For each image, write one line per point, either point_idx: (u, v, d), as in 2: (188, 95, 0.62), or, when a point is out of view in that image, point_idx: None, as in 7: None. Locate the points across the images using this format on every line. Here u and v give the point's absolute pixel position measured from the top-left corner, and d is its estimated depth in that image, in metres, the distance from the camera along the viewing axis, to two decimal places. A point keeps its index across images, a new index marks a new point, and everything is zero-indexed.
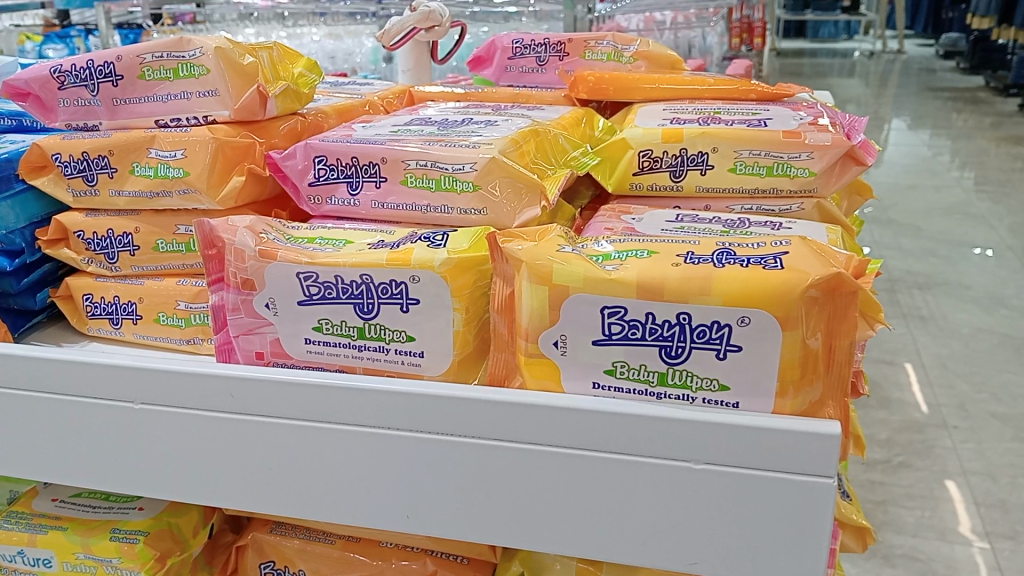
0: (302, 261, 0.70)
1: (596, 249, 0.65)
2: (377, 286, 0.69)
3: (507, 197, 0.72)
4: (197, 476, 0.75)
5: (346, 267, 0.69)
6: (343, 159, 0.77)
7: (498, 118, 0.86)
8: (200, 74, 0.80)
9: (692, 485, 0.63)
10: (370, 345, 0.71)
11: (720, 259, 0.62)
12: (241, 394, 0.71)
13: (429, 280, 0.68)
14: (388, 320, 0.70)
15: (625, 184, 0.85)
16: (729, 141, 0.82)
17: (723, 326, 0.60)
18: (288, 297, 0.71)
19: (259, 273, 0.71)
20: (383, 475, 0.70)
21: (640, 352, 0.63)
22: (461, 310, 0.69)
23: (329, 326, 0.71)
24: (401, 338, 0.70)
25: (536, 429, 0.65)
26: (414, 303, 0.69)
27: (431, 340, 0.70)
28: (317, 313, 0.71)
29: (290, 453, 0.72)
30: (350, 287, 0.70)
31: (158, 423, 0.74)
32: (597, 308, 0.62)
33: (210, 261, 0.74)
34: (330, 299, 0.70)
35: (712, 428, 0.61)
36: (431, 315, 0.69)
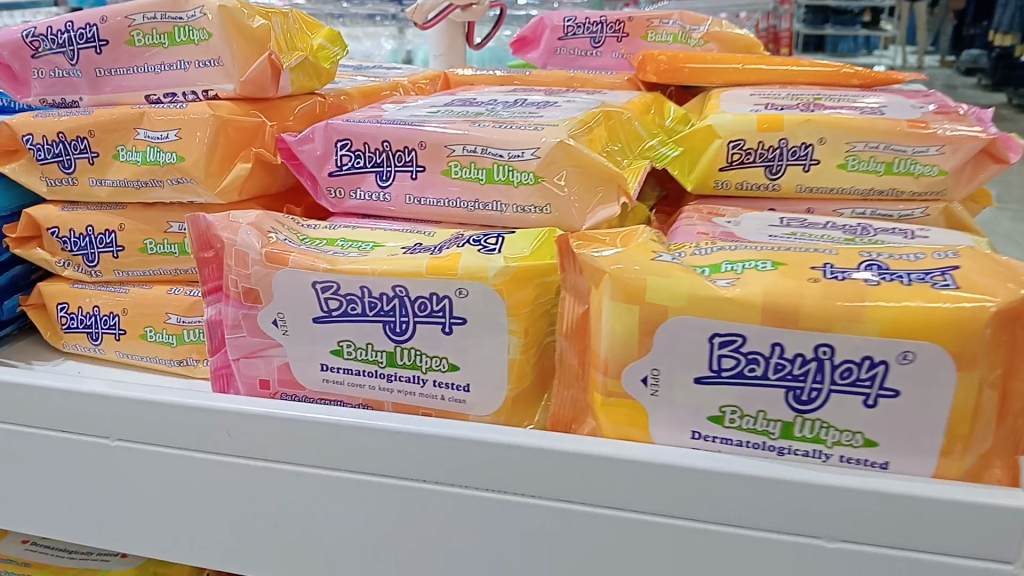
0: (317, 268, 0.56)
1: (700, 257, 0.50)
2: (414, 301, 0.54)
3: (576, 193, 0.58)
4: (184, 532, 0.61)
5: (374, 277, 0.55)
6: (371, 143, 0.63)
7: (558, 99, 0.71)
8: (202, 40, 0.65)
9: (820, 568, 0.48)
10: (401, 375, 0.56)
11: (870, 273, 0.48)
12: (241, 433, 0.57)
13: (482, 294, 0.53)
14: (427, 344, 0.55)
15: (709, 182, 0.70)
16: (839, 130, 0.68)
17: (877, 363, 0.46)
18: (300, 311, 0.57)
19: (265, 282, 0.57)
20: (411, 540, 0.55)
21: (760, 396, 0.48)
22: (519, 333, 0.54)
23: (351, 349, 0.56)
24: (443, 367, 0.55)
25: (615, 488, 0.50)
26: (459, 322, 0.54)
27: (480, 371, 0.55)
28: (337, 332, 0.56)
29: (297, 507, 0.57)
30: (379, 302, 0.55)
31: (137, 464, 0.60)
32: (705, 335, 0.47)
33: (206, 266, 0.60)
34: (354, 316, 0.56)
35: (855, 496, 0.47)
36: (481, 339, 0.54)
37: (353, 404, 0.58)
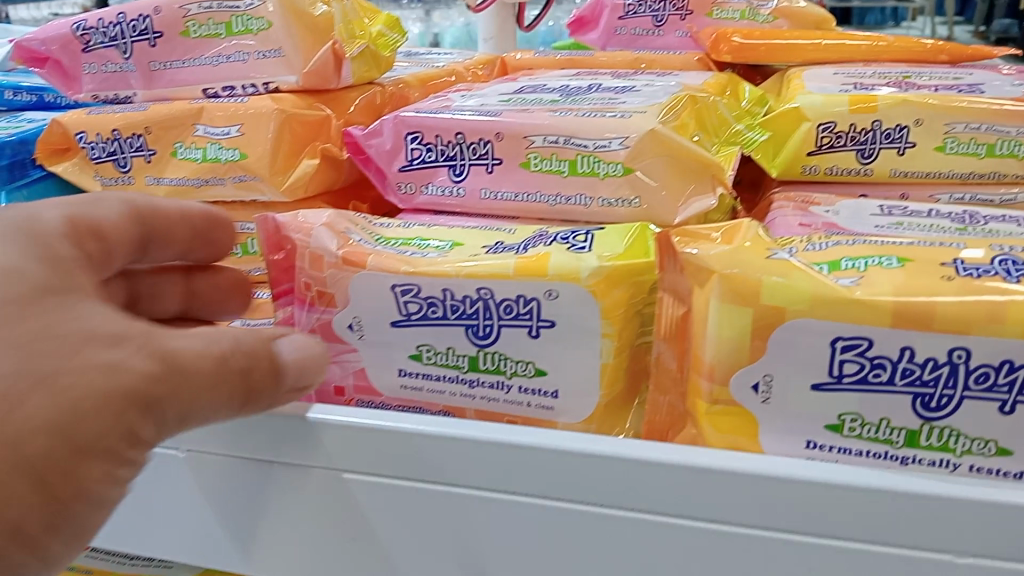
0: (396, 270, 0.53)
1: (816, 253, 0.47)
2: (499, 303, 0.51)
3: (667, 185, 0.54)
4: (237, 559, 0.54)
5: (459, 278, 0.52)
6: (444, 136, 0.60)
7: (633, 83, 0.68)
8: (260, 29, 0.63)
9: None
10: (484, 382, 0.53)
11: (1006, 270, 0.44)
12: (293, 439, 0.49)
13: (575, 296, 0.50)
14: (512, 348, 0.52)
15: (796, 167, 0.66)
16: (936, 110, 0.64)
17: (1017, 368, 0.42)
18: (376, 314, 0.53)
19: (341, 285, 0.54)
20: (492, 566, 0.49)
21: (884, 402, 0.44)
22: (612, 336, 0.51)
23: (430, 354, 0.53)
24: (529, 372, 0.52)
25: (732, 505, 0.43)
26: (548, 325, 0.51)
27: (570, 375, 0.51)
28: (415, 337, 0.53)
29: (357, 522, 0.50)
30: (463, 306, 0.52)
31: (178, 484, 0.53)
32: (827, 340, 0.44)
33: (274, 268, 0.57)
34: (435, 319, 0.52)
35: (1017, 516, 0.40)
36: (572, 343, 0.51)
37: (433, 412, 0.54)
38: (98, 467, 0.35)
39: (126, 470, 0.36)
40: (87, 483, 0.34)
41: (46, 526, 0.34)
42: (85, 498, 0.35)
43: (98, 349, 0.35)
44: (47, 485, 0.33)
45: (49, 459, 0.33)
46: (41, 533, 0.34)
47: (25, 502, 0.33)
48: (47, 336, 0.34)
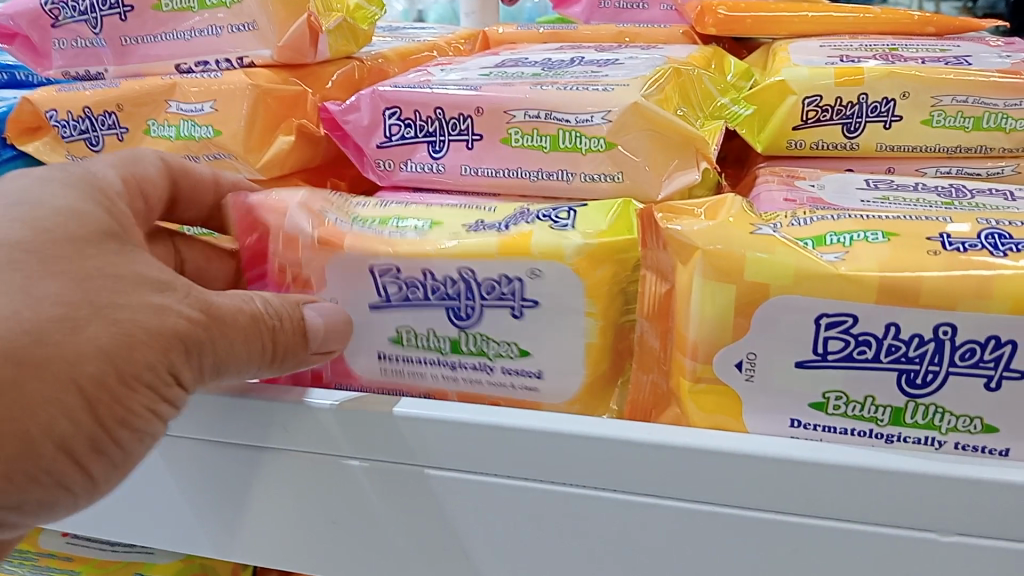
0: (375, 251, 0.52)
1: (800, 228, 0.46)
2: (481, 283, 0.50)
3: (650, 160, 0.53)
4: (217, 543, 0.54)
5: (439, 258, 0.51)
6: (423, 111, 0.58)
7: (616, 56, 0.66)
8: (233, 3, 0.61)
9: None
10: (467, 363, 0.52)
11: (994, 244, 0.43)
12: (271, 422, 0.49)
13: (559, 275, 0.49)
14: (493, 327, 0.51)
15: (781, 142, 0.66)
16: (923, 82, 0.63)
17: (1003, 343, 0.41)
18: (355, 296, 0.52)
19: (319, 266, 0.53)
20: (475, 549, 0.48)
21: (869, 379, 0.43)
22: (597, 316, 0.50)
23: (411, 336, 0.52)
24: (513, 352, 0.51)
25: (717, 485, 0.43)
26: (530, 304, 0.50)
27: (555, 355, 0.50)
28: (396, 318, 0.52)
29: (338, 504, 0.50)
30: (444, 287, 0.51)
31: (155, 467, 0.52)
32: (811, 317, 0.43)
33: (246, 249, 0.56)
34: (415, 301, 0.51)
35: (1001, 493, 0.39)
36: (555, 323, 0.50)
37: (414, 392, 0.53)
38: (140, 399, 0.41)
39: (165, 409, 0.42)
40: (130, 414, 0.40)
41: (90, 445, 0.39)
42: (129, 427, 0.41)
43: (149, 292, 0.41)
44: (94, 407, 0.38)
45: (99, 382, 0.38)
46: (84, 451, 0.39)
47: (74, 418, 0.38)
48: (104, 275, 0.40)
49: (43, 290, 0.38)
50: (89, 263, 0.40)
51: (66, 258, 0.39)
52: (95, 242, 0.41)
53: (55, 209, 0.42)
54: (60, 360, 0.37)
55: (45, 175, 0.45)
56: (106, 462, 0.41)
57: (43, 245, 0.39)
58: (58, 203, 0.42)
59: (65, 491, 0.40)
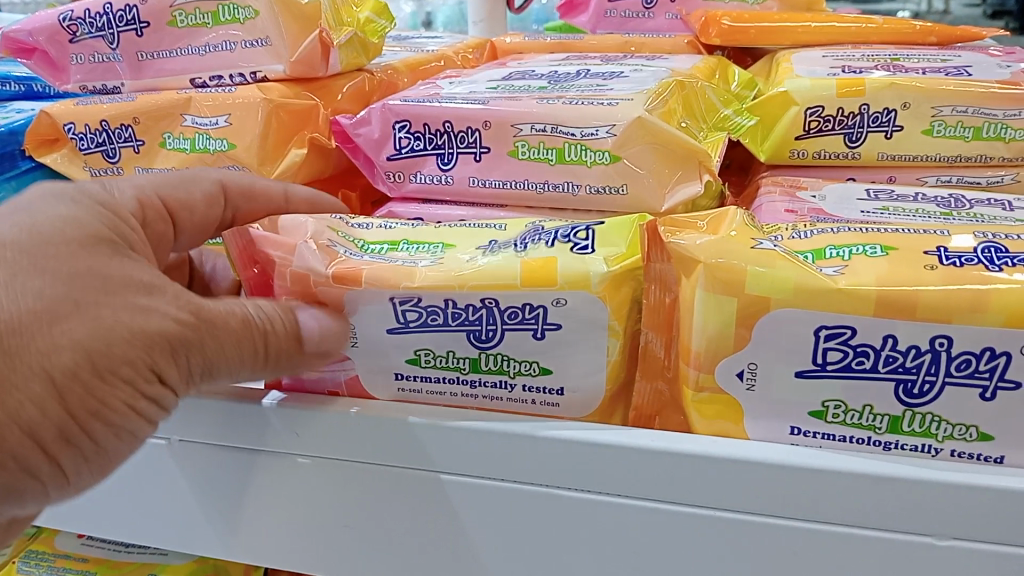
0: (395, 283, 0.49)
1: (800, 242, 0.48)
2: (504, 310, 0.49)
3: (655, 172, 0.55)
4: (232, 546, 0.55)
5: (463, 286, 0.49)
6: (432, 124, 0.60)
7: (620, 69, 0.68)
8: (247, 18, 0.63)
9: None
10: (487, 382, 0.50)
11: (989, 258, 0.44)
12: (288, 429, 0.50)
13: (585, 302, 0.48)
14: (515, 350, 0.49)
15: (784, 151, 0.67)
16: (924, 93, 0.64)
17: (998, 355, 0.42)
18: (372, 323, 0.50)
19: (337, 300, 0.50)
20: (483, 553, 0.50)
21: (867, 389, 0.44)
22: (619, 335, 0.49)
23: (429, 358, 0.50)
24: (534, 371, 0.50)
25: (719, 491, 0.44)
26: (554, 328, 0.49)
27: (577, 376, 0.49)
28: (412, 342, 0.50)
29: (351, 509, 0.51)
30: (464, 313, 0.49)
31: (174, 473, 0.54)
32: (810, 329, 0.44)
33: (252, 284, 0.55)
34: (435, 327, 0.50)
35: (996, 499, 0.41)
36: (579, 344, 0.49)
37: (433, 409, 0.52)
38: (119, 394, 0.41)
39: (143, 406, 0.43)
40: (105, 407, 0.41)
41: (58, 434, 0.40)
42: (103, 420, 0.42)
43: (137, 294, 0.42)
44: (64, 397, 0.40)
45: (71, 373, 0.40)
46: (53, 441, 0.40)
47: (42, 406, 0.39)
48: (92, 275, 0.41)
49: (26, 286, 0.39)
50: (82, 262, 0.41)
51: (55, 258, 0.41)
52: (91, 247, 0.43)
53: (63, 220, 0.43)
54: (32, 351, 0.39)
55: (59, 184, 0.47)
56: (78, 453, 0.42)
57: (38, 249, 0.41)
58: (63, 214, 0.44)
59: (38, 479, 0.41)
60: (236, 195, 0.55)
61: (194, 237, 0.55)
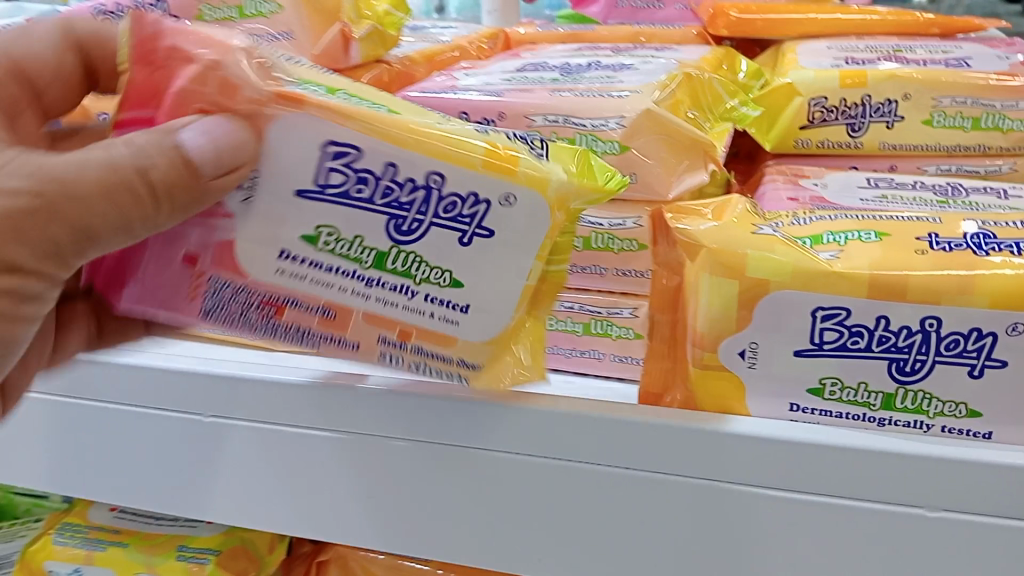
0: (341, 122, 0.41)
1: (800, 228, 0.50)
2: (444, 196, 0.42)
3: (662, 161, 0.57)
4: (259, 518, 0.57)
5: (407, 151, 0.42)
6: (448, 116, 0.62)
7: (629, 60, 0.70)
8: (271, 12, 0.64)
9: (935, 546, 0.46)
10: (385, 281, 0.44)
11: (978, 243, 0.47)
12: (312, 406, 0.53)
13: (533, 207, 0.43)
14: (430, 246, 0.43)
15: (789, 141, 0.69)
16: (924, 84, 0.66)
17: (984, 334, 0.45)
18: (280, 176, 0.42)
19: (259, 119, 0.42)
20: (496, 524, 0.52)
21: (863, 367, 0.47)
22: (547, 253, 0.44)
23: (331, 240, 0.43)
24: (443, 281, 0.44)
25: (721, 463, 0.47)
26: (485, 234, 0.43)
27: (489, 290, 0.44)
28: (320, 215, 0.43)
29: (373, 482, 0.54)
30: (399, 189, 0.42)
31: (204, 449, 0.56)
32: (808, 309, 0.47)
33: (141, 78, 0.43)
34: (360, 201, 0.42)
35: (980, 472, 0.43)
36: (503, 257, 0.44)
37: (305, 306, 0.45)
38: None
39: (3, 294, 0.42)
40: None
41: None
42: None
43: None
44: None
45: None
46: None
47: None
48: None
49: None
50: None
51: None
52: None
53: None
54: None
55: None
56: None
57: None
58: None
59: None
60: (85, 40, 0.52)
61: (57, 92, 0.53)
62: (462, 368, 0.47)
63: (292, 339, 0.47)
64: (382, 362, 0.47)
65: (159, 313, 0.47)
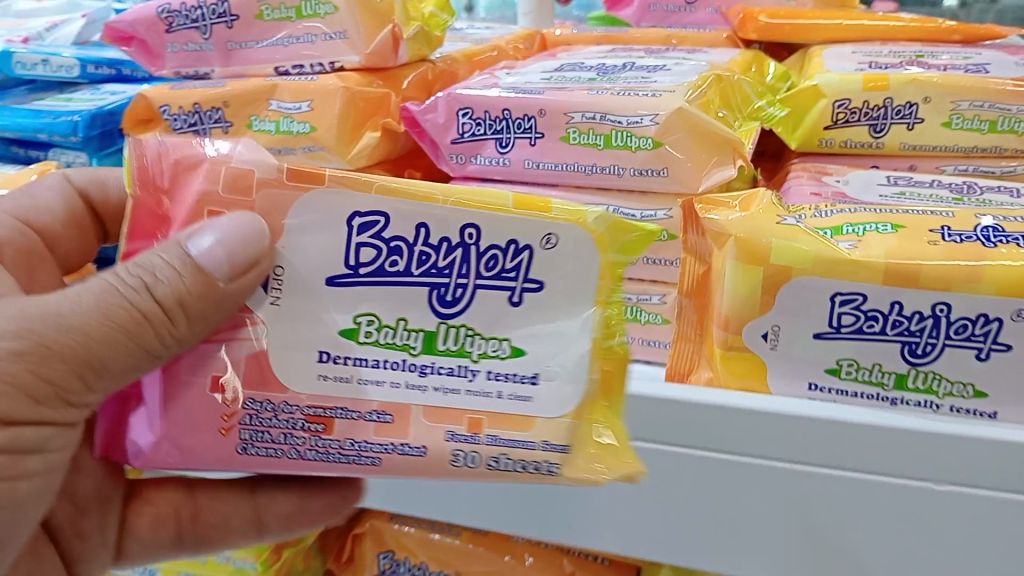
0: (364, 191, 0.41)
1: (821, 220, 0.54)
2: (481, 251, 0.41)
3: (692, 157, 0.61)
4: None
5: (442, 209, 0.41)
6: (492, 111, 0.66)
7: (663, 61, 0.74)
8: (327, 13, 0.70)
9: (941, 518, 0.49)
10: (441, 367, 0.42)
11: (987, 236, 0.50)
12: None
13: (576, 243, 0.42)
14: (483, 318, 0.42)
15: (815, 139, 0.72)
16: (944, 89, 0.69)
17: (991, 321, 0.49)
18: (309, 267, 0.42)
19: (277, 209, 0.41)
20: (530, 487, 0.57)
21: (877, 349, 0.51)
22: (602, 305, 0.42)
23: (374, 328, 0.42)
24: (504, 352, 0.42)
25: (742, 436, 0.51)
26: (535, 287, 0.42)
27: (554, 354, 0.42)
28: (359, 299, 0.42)
29: None
30: (434, 253, 0.41)
31: None
32: (827, 295, 0.50)
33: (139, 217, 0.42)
34: (394, 274, 0.41)
35: (980, 445, 0.47)
36: (561, 312, 0.42)
37: (358, 413, 0.43)
38: None
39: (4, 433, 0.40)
40: None
41: None
42: None
43: None
44: None
45: None
46: None
47: None
48: None
49: None
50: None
51: None
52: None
53: None
54: None
55: None
56: None
57: None
58: None
59: None
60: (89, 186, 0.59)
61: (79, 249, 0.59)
62: (550, 454, 0.42)
63: (344, 457, 0.43)
64: (455, 463, 0.42)
65: (178, 453, 0.43)
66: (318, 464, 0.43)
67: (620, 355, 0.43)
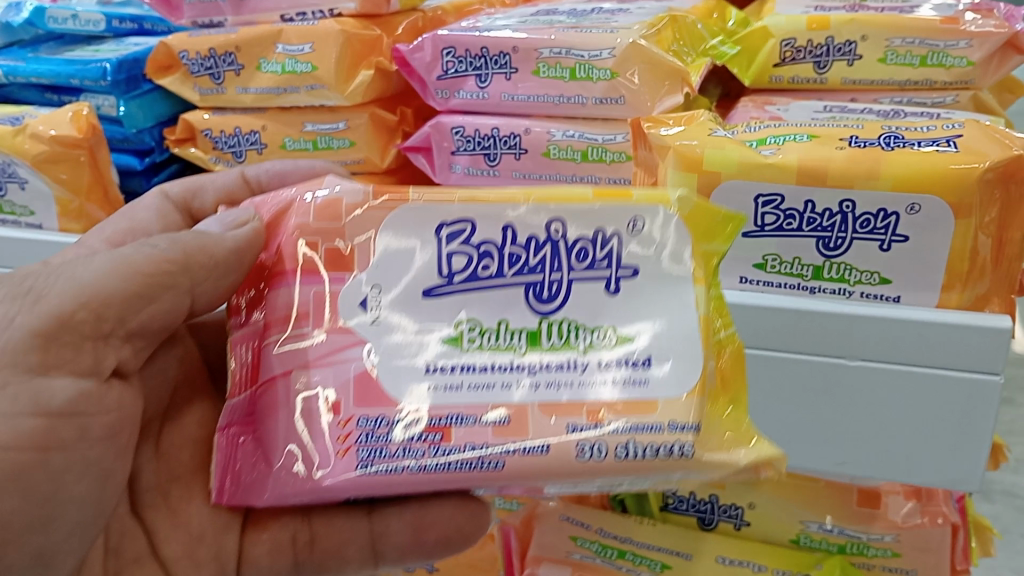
0: (448, 204, 0.48)
1: (750, 134, 0.62)
2: (569, 245, 0.48)
3: (647, 86, 0.70)
4: None
5: (531, 216, 0.48)
6: (471, 50, 0.74)
7: (629, 7, 0.82)
8: None
9: (844, 386, 0.60)
10: (550, 364, 0.46)
11: (887, 142, 0.59)
12: None
13: (659, 223, 0.48)
14: (585, 312, 0.47)
15: (765, 76, 0.81)
16: (880, 28, 0.77)
17: (890, 214, 0.57)
18: (412, 280, 0.47)
19: (374, 224, 0.48)
20: None
21: (797, 244, 0.59)
22: (702, 282, 0.48)
23: (477, 334, 0.47)
24: (611, 341, 0.47)
25: None
26: (630, 274, 0.47)
27: (666, 339, 0.47)
28: (458, 306, 0.47)
29: None
30: (525, 252, 0.47)
31: None
32: (751, 197, 0.59)
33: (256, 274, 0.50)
34: (486, 278, 0.47)
35: (869, 322, 0.58)
36: (658, 295, 0.47)
37: (473, 416, 0.45)
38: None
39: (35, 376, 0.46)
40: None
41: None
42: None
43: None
44: None
45: None
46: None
47: None
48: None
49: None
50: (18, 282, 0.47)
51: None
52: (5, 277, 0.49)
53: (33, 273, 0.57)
54: None
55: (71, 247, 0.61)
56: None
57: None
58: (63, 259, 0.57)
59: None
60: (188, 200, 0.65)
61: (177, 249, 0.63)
62: (680, 436, 0.45)
63: (466, 462, 0.44)
64: (582, 457, 0.44)
65: (314, 475, 0.44)
66: (439, 473, 0.44)
67: (729, 344, 0.50)
